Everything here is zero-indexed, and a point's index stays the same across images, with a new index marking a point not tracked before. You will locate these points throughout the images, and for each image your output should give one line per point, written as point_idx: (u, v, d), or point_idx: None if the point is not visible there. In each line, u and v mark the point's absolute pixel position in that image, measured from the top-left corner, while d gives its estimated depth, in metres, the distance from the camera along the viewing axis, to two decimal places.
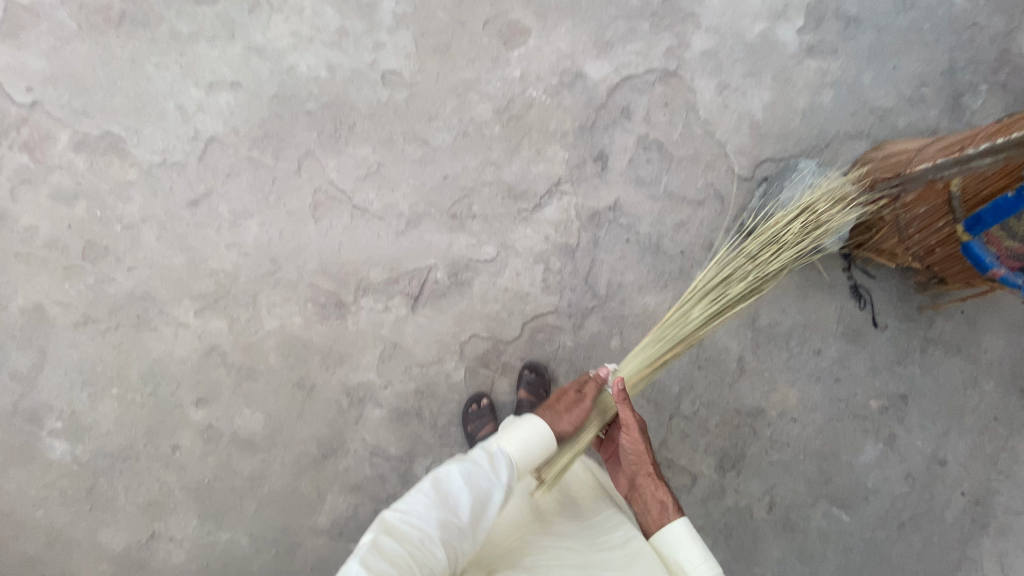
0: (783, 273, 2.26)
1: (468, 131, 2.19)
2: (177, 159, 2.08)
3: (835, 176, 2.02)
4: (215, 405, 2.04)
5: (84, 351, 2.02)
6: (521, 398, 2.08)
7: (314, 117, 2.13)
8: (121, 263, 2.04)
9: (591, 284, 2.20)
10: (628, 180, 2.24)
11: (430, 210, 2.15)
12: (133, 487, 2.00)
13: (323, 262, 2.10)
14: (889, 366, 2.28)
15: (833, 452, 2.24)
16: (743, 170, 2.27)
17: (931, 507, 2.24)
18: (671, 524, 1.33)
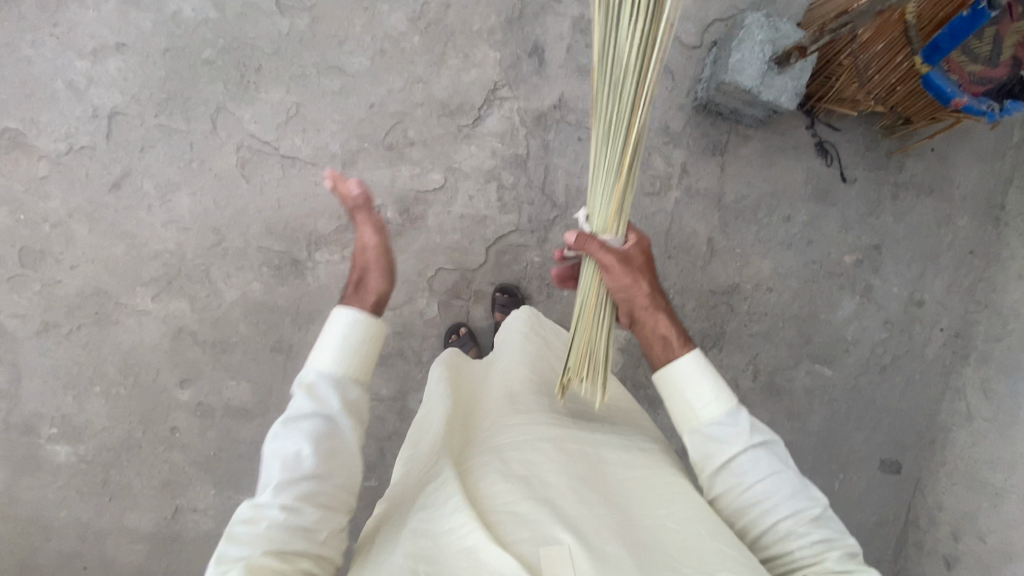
0: (745, 144, 2.16)
1: (385, 50, 1.99)
2: (84, 142, 1.93)
3: (785, 25, 1.84)
4: (200, 383, 2.06)
5: (55, 357, 2.00)
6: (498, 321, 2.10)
7: (215, 66, 1.93)
8: (62, 263, 1.96)
9: (548, 193, 2.12)
10: (570, 73, 2.07)
11: (365, 146, 2.02)
12: (145, 472, 2.08)
13: (267, 222, 2.01)
14: (861, 219, 2.24)
15: (812, 313, 2.27)
16: (690, 38, 2.09)
17: (910, 347, 2.32)
18: (680, 360, 1.23)
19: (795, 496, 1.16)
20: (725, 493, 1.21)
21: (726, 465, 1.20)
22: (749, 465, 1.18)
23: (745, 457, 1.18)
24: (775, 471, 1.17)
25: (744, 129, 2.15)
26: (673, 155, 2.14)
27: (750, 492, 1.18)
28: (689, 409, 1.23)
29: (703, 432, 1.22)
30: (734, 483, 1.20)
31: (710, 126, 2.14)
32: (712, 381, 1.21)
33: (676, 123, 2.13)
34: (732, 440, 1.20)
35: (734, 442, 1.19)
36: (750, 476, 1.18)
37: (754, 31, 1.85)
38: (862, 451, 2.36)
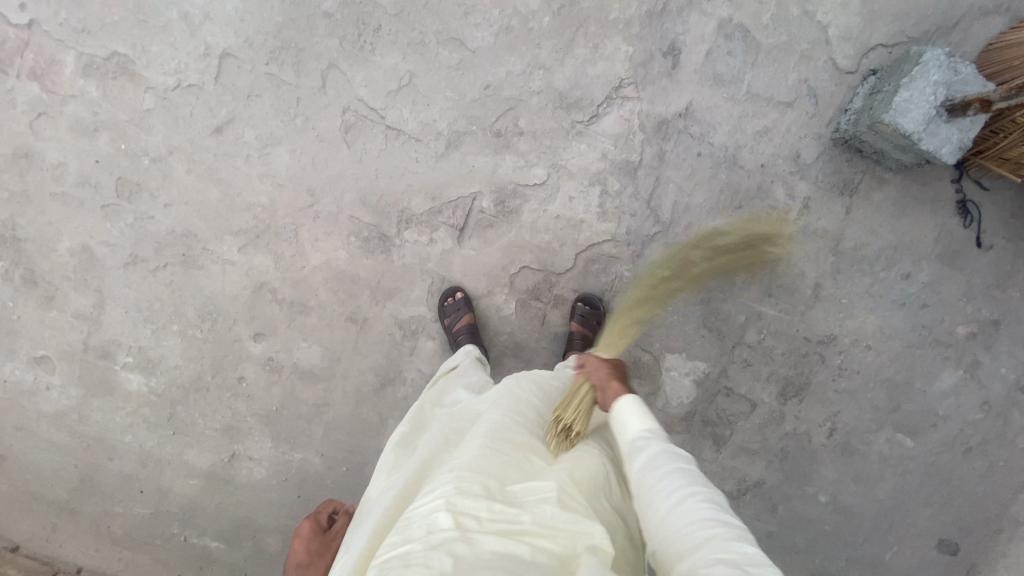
0: (878, 188, 1.97)
1: (511, 27, 1.84)
2: (192, 80, 1.87)
3: (967, 69, 1.62)
4: (272, 339, 2.06)
5: (138, 290, 2.02)
6: (573, 331, 1.98)
7: (333, 20, 1.83)
8: (157, 199, 1.95)
9: (654, 207, 1.98)
10: (704, 80, 1.89)
11: (472, 128, 1.91)
12: (208, 414, 2.12)
13: (361, 191, 1.95)
14: (986, 291, 2.05)
15: (906, 379, 2.12)
16: (845, 62, 1.87)
17: (1004, 433, 2.16)
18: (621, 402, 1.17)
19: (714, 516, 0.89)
20: (646, 499, 0.98)
21: (638, 468, 1.02)
22: (660, 462, 1.01)
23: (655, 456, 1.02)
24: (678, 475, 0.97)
25: (881, 172, 1.95)
26: (797, 187, 1.97)
27: (665, 492, 0.96)
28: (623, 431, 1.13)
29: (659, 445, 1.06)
30: (652, 485, 0.98)
31: (844, 162, 1.95)
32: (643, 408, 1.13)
33: (808, 153, 1.94)
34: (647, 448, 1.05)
35: (648, 448, 1.05)
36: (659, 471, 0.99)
37: (931, 68, 1.63)
38: (924, 528, 2.24)
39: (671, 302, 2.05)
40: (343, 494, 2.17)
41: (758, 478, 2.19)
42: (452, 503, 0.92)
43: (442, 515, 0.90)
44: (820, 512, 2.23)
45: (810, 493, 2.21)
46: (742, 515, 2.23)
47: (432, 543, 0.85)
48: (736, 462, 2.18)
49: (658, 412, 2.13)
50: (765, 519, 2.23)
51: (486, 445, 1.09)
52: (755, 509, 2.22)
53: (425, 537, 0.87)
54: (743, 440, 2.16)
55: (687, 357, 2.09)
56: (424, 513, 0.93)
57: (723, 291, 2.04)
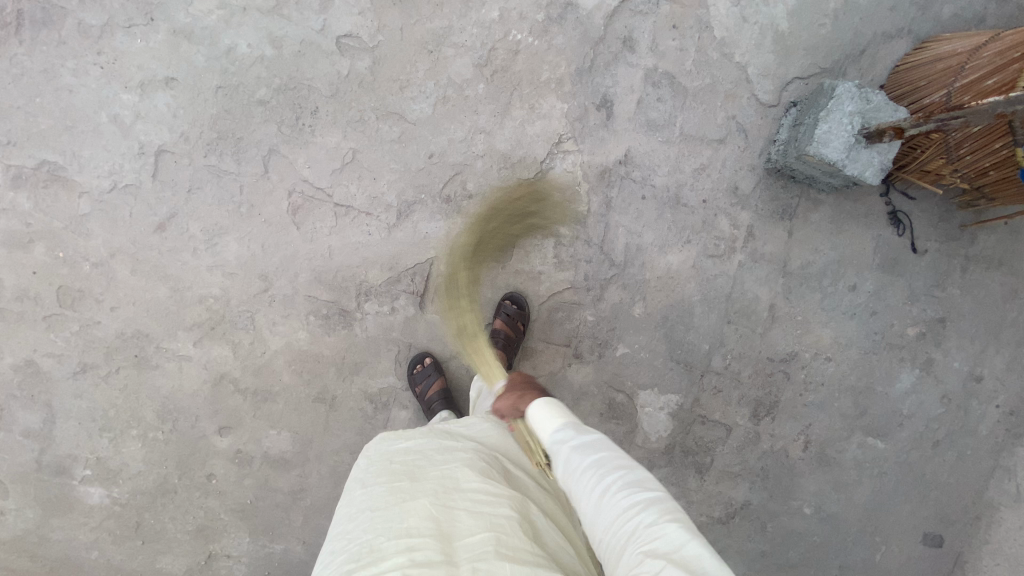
0: (815, 208, 2.07)
1: (448, 97, 1.89)
2: (128, 180, 1.84)
3: (878, 97, 1.73)
4: (239, 431, 2.00)
5: (91, 399, 1.94)
6: (497, 328, 1.96)
7: (269, 107, 1.84)
8: (102, 304, 1.89)
9: (607, 252, 2.03)
10: (638, 126, 1.97)
11: (421, 196, 1.93)
12: (179, 517, 2.03)
13: (316, 271, 1.94)
14: (927, 292, 2.16)
15: (868, 385, 2.20)
16: (767, 97, 1.98)
17: (967, 424, 2.25)
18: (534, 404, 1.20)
19: (629, 487, 1.01)
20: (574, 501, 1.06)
21: (564, 466, 1.09)
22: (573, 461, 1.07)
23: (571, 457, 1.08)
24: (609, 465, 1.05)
25: (815, 193, 2.06)
26: (740, 217, 2.05)
27: (596, 493, 1.03)
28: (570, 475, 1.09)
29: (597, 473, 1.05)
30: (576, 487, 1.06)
31: (780, 189, 2.05)
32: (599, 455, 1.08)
33: (746, 184, 2.04)
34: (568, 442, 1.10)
35: (565, 449, 1.10)
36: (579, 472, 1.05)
37: (844, 101, 1.73)
38: (908, 525, 2.29)
39: (636, 340, 2.09)
40: None
41: (744, 500, 2.22)
42: (409, 573, 1.03)
43: None
44: (807, 524, 2.27)
45: (795, 506, 2.25)
46: (734, 539, 2.24)
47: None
48: (721, 487, 2.21)
49: (638, 449, 2.15)
50: (756, 539, 2.25)
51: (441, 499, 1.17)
52: (745, 530, 2.25)
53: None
54: (724, 464, 2.20)
55: (660, 391, 2.12)
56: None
57: (684, 323, 2.09)
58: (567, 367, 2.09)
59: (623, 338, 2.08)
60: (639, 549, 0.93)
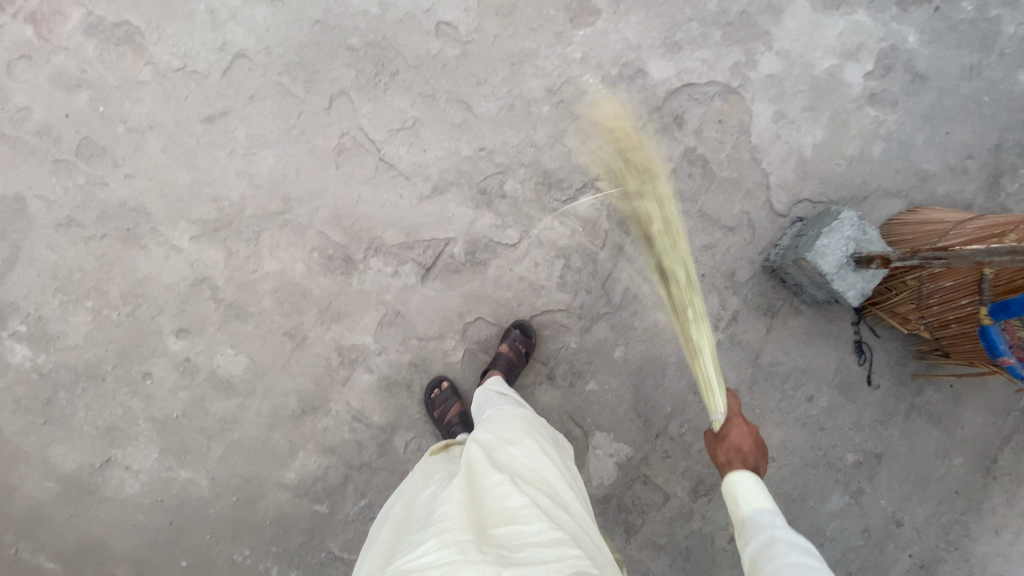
0: (794, 315, 2.26)
1: (514, 105, 2.06)
2: (198, 68, 1.89)
3: (873, 232, 1.98)
4: (197, 339, 1.92)
5: (62, 256, 1.85)
6: (501, 351, 1.98)
7: (355, 54, 1.96)
8: (118, 168, 1.87)
9: (607, 289, 2.15)
10: (667, 191, 2.17)
11: (459, 181, 2.04)
12: (94, 409, 1.88)
13: (337, 211, 1.98)
14: (872, 425, 2.32)
15: (801, 496, 2.29)
16: (780, 206, 2.23)
17: (878, 563, 2.33)
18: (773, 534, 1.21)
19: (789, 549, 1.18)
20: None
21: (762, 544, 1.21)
22: (778, 545, 1.19)
23: (775, 538, 1.21)
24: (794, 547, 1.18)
25: (798, 303, 2.26)
26: (730, 300, 2.23)
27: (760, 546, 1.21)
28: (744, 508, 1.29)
29: (735, 485, 1.32)
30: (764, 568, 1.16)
31: (770, 288, 2.24)
32: (764, 486, 1.31)
33: (742, 274, 2.23)
34: (772, 525, 1.24)
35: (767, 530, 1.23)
36: (773, 556, 1.17)
37: (845, 225, 1.97)
38: None
39: (607, 380, 2.15)
40: (224, 526, 1.94)
41: (660, 575, 2.18)
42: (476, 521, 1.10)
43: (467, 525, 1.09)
44: None
45: None
46: None
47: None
48: (642, 554, 2.18)
49: None
50: None
51: (465, 487, 1.17)
52: None
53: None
54: (652, 531, 2.18)
55: (614, 438, 2.16)
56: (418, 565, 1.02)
57: (655, 380, 2.18)
58: (536, 385, 2.14)
59: (596, 375, 2.15)
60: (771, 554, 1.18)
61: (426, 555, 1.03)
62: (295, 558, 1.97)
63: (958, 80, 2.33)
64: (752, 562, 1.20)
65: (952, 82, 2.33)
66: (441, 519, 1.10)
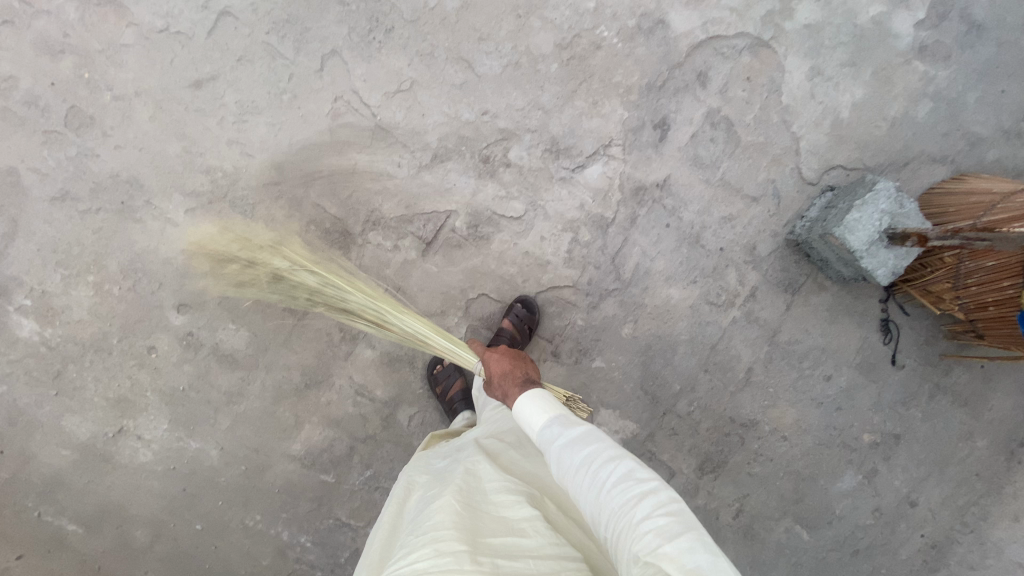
0: (817, 292, 2.13)
1: (520, 64, 1.89)
2: (182, 28, 1.78)
3: (912, 205, 1.81)
4: (198, 314, 1.91)
5: (59, 229, 1.83)
6: (504, 327, 1.94)
7: (347, 9, 1.81)
8: (108, 139, 1.80)
9: (617, 264, 2.05)
10: (685, 158, 2.01)
11: (461, 149, 1.92)
12: (103, 381, 1.91)
13: (333, 182, 1.90)
14: (892, 405, 2.23)
15: (812, 475, 2.24)
16: (809, 174, 2.05)
17: (888, 542, 2.30)
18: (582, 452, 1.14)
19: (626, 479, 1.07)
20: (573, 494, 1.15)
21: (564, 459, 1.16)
22: (567, 455, 1.16)
23: (560, 450, 1.18)
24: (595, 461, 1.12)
25: (822, 278, 2.12)
26: (748, 275, 2.10)
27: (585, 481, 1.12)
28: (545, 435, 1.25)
29: (523, 412, 1.28)
30: (566, 469, 1.15)
31: (793, 263, 2.11)
32: (539, 400, 1.31)
33: (763, 247, 2.09)
34: (560, 435, 1.21)
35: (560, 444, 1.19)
36: (572, 463, 1.15)
37: (880, 198, 1.81)
38: None
39: (615, 358, 2.09)
40: (235, 494, 2.00)
41: None
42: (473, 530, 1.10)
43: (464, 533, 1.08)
44: None
45: None
46: None
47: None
48: None
49: None
50: None
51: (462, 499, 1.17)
52: None
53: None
54: None
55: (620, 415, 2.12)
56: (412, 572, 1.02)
57: (664, 358, 2.11)
58: (541, 361, 2.09)
59: (603, 352, 2.08)
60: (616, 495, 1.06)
61: (420, 561, 1.03)
62: (304, 525, 2.03)
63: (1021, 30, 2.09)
64: (560, 483, 1.18)
65: (1015, 32, 2.09)
66: (435, 527, 1.10)
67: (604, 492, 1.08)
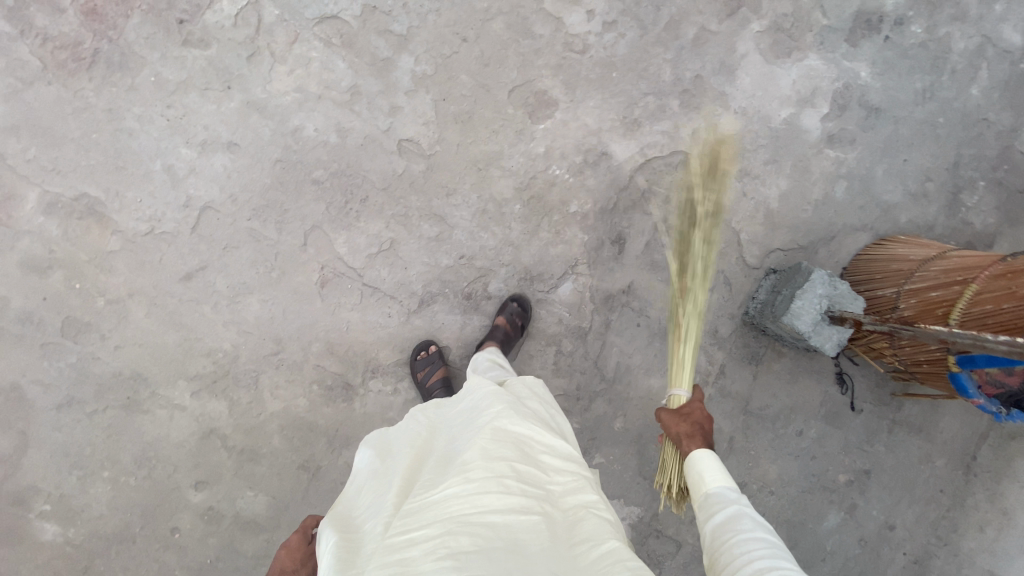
0: (778, 358, 2.38)
1: (486, 209, 2.08)
2: (168, 228, 1.88)
3: (843, 286, 2.07)
4: (216, 487, 1.98)
5: (68, 434, 1.88)
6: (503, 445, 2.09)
7: (322, 187, 1.96)
8: (107, 341, 1.87)
9: (600, 366, 2.22)
10: (644, 265, 2.23)
11: (444, 291, 2.08)
12: (129, 569, 1.95)
13: (330, 342, 2.02)
14: (859, 445, 2.49)
15: (801, 521, 2.47)
16: (753, 259, 2.32)
17: (876, 565, 2.53)
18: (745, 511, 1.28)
19: (789, 563, 1.16)
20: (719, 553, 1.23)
21: (724, 517, 1.28)
22: (741, 519, 1.27)
23: (739, 513, 1.28)
24: (769, 539, 1.22)
25: (780, 346, 2.37)
26: (716, 355, 2.35)
27: (745, 546, 1.20)
28: (703, 487, 1.38)
29: (700, 464, 1.40)
30: (728, 537, 1.24)
31: (752, 337, 2.35)
32: (721, 462, 1.40)
33: (724, 328, 2.35)
34: (738, 504, 1.32)
35: (730, 505, 1.31)
36: (738, 531, 1.24)
37: (817, 284, 2.05)
38: None
39: (612, 451, 2.26)
40: None
41: None
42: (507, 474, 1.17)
43: (496, 475, 1.16)
44: None
45: None
46: None
47: (452, 532, 1.04)
48: None
49: None
50: None
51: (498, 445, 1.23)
52: None
53: (446, 522, 1.07)
54: None
55: (625, 502, 2.27)
56: (444, 503, 1.11)
57: None
58: None
59: (601, 449, 2.25)
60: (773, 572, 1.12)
61: (455, 495, 1.12)
62: None
63: (911, 106, 2.37)
64: (714, 536, 1.27)
65: (906, 109, 2.37)
66: (467, 464, 1.18)
67: (754, 562, 1.15)
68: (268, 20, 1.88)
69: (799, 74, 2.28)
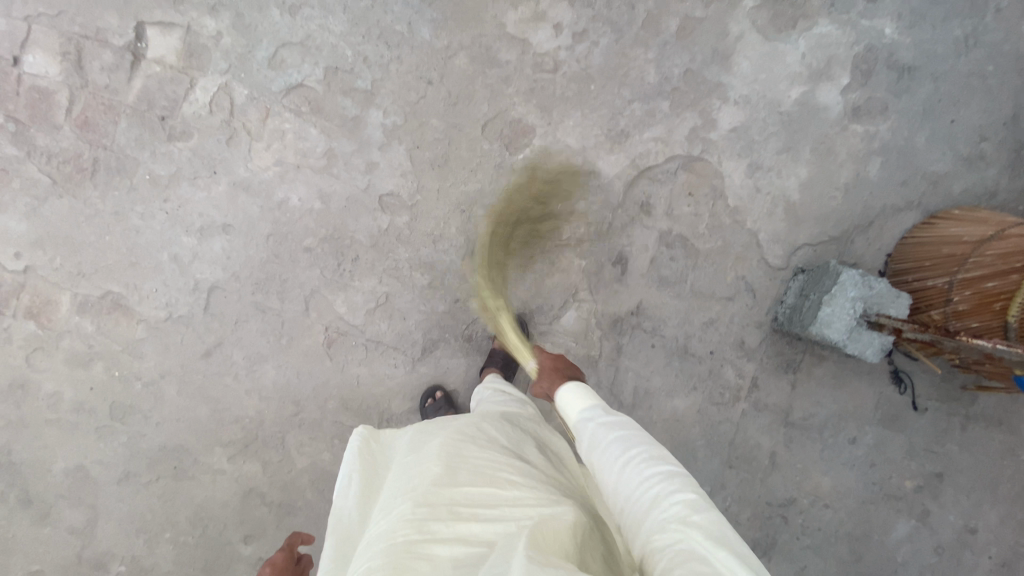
0: (818, 363, 2.17)
1: (476, 250, 2.04)
2: (183, 311, 2.02)
3: (881, 284, 1.81)
4: (262, 540, 2.14)
5: (132, 503, 2.11)
6: None
7: (314, 253, 2.01)
8: (149, 419, 2.07)
9: (616, 393, 2.14)
10: (651, 282, 2.09)
11: (445, 336, 2.08)
12: None
13: (342, 398, 2.09)
14: (927, 447, 2.22)
15: (865, 533, 2.26)
16: (777, 260, 2.09)
17: (960, 574, 2.27)
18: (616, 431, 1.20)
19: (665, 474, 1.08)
20: (599, 474, 1.17)
21: (587, 445, 1.21)
22: (601, 433, 1.20)
23: (598, 428, 1.21)
24: (641, 452, 1.14)
25: (819, 349, 2.16)
26: (746, 367, 2.16)
27: (614, 466, 1.14)
28: (570, 422, 1.30)
29: (564, 398, 1.33)
30: (599, 457, 1.18)
31: (785, 344, 2.15)
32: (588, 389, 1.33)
33: (752, 339, 2.15)
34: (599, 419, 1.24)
35: (591, 426, 1.23)
36: (605, 443, 1.18)
37: (847, 286, 1.81)
38: None
39: None
40: None
41: None
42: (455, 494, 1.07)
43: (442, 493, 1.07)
44: None
45: None
46: None
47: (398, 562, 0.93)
48: None
49: None
50: None
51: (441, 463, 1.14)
52: None
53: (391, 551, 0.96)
54: None
55: None
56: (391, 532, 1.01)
57: (687, 464, 2.20)
58: None
59: None
60: (654, 499, 1.04)
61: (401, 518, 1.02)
62: None
63: (953, 57, 2.02)
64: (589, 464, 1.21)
65: (948, 61, 2.03)
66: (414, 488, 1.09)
67: (636, 481, 1.09)
68: (239, 101, 1.94)
69: (808, 46, 2.01)
